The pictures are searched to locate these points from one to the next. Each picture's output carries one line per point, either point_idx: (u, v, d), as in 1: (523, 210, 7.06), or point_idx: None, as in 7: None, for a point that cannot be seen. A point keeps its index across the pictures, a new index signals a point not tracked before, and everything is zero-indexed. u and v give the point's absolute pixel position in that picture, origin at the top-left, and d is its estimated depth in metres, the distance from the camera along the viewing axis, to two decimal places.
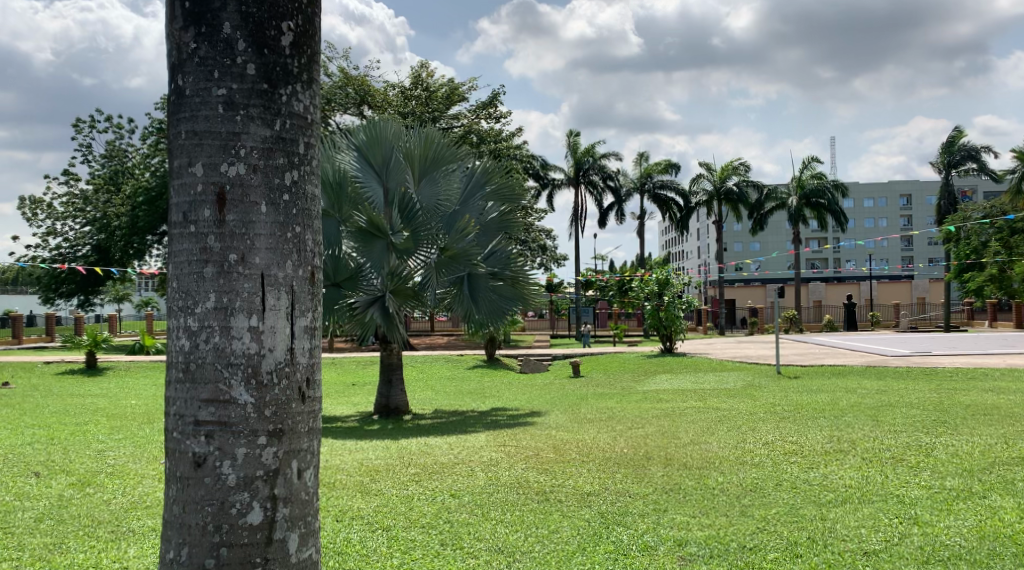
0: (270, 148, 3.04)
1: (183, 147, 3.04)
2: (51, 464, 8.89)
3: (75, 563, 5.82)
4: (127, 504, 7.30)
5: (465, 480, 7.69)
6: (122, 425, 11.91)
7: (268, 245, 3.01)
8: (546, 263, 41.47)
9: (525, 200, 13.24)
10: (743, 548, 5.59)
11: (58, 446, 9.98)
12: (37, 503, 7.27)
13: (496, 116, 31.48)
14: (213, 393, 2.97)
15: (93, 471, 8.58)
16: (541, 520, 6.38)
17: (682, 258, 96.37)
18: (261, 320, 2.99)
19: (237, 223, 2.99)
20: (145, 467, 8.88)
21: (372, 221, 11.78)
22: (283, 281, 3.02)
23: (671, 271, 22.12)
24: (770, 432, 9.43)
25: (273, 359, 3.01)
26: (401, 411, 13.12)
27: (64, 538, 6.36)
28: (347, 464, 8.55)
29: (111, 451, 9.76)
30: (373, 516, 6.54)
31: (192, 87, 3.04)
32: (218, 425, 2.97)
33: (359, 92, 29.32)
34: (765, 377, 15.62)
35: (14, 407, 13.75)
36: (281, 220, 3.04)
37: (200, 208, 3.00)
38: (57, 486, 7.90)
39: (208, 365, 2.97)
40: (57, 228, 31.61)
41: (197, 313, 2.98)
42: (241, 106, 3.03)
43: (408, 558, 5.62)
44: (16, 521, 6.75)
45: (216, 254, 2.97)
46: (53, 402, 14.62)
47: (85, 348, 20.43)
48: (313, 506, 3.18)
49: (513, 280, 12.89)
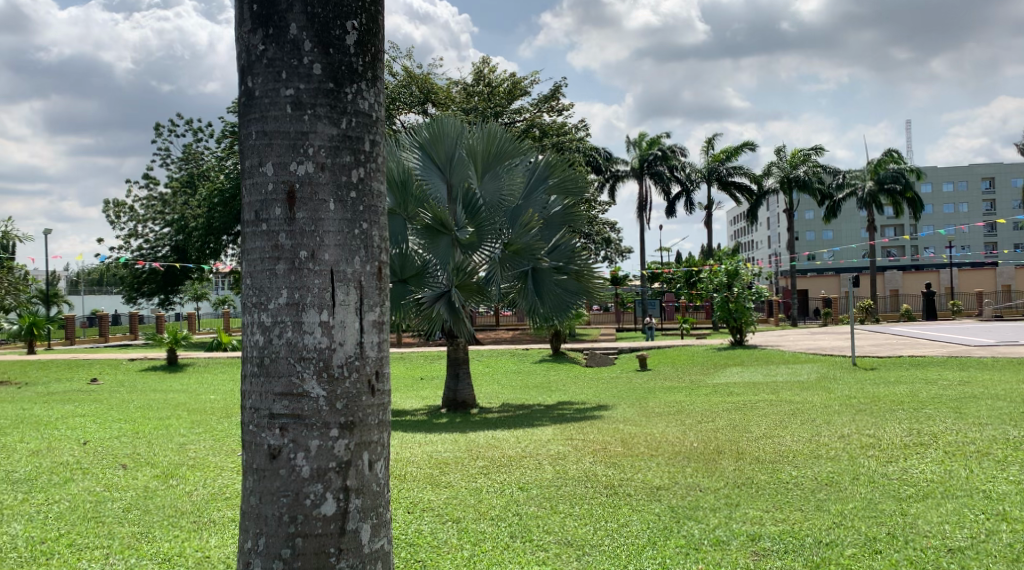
0: (337, 146, 3.10)
1: (254, 147, 3.12)
2: (137, 457, 9.26)
3: (160, 551, 6.06)
4: (208, 496, 7.55)
5: (534, 474, 7.73)
6: (202, 419, 12.32)
7: (337, 241, 3.07)
8: (612, 256, 41.26)
9: (589, 193, 13.18)
10: (819, 543, 5.47)
11: (143, 439, 10.39)
12: (125, 493, 7.61)
13: (558, 109, 31.37)
14: (287, 386, 3.05)
15: (176, 464, 8.91)
16: (610, 514, 6.36)
17: (752, 249, 94.69)
18: (331, 315, 3.05)
19: (306, 221, 3.05)
20: (224, 459, 9.17)
21: (437, 217, 11.88)
22: (351, 276, 3.09)
23: (741, 262, 21.72)
24: (845, 426, 9.18)
25: (343, 353, 3.07)
26: (467, 405, 13.23)
27: (150, 527, 6.62)
28: (417, 457, 8.68)
29: (191, 444, 10.11)
30: (443, 509, 6.61)
31: (262, 88, 3.12)
32: (292, 417, 3.04)
33: (423, 90, 29.58)
34: (839, 369, 15.21)
35: (101, 403, 14.37)
36: (349, 217, 3.10)
37: (271, 206, 3.07)
38: (143, 478, 8.23)
39: (282, 360, 3.05)
40: (139, 230, 32.91)
41: (270, 309, 3.05)
42: (308, 105, 3.09)
43: (478, 550, 5.67)
44: (106, 511, 7.05)
45: (287, 251, 3.05)
46: (137, 398, 15.22)
47: (166, 345, 21.20)
48: (385, 498, 3.23)
49: (578, 274, 12.80)
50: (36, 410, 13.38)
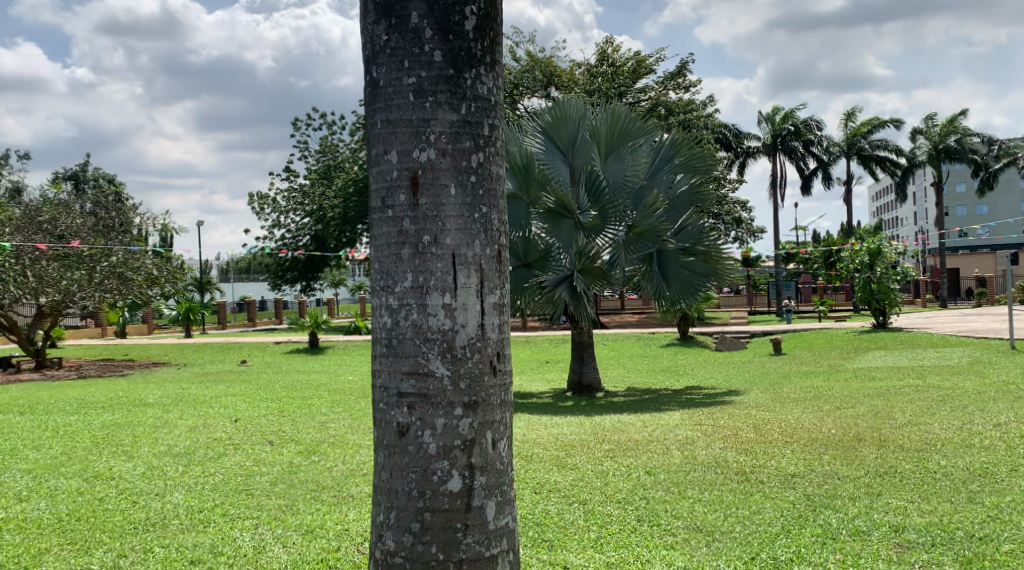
0: (457, 132, 3.17)
1: (379, 136, 3.22)
2: (282, 434, 9.83)
3: (304, 523, 6.42)
4: (347, 471, 7.94)
5: (661, 458, 7.65)
6: (340, 399, 12.92)
7: (457, 226, 3.14)
8: (744, 236, 40.04)
9: (716, 172, 12.87)
10: (970, 537, 5.16)
11: (287, 418, 11.01)
12: (273, 468, 8.10)
13: (685, 86, 30.65)
14: (413, 367, 3.14)
15: (317, 441, 9.40)
16: (741, 501, 6.22)
17: (897, 227, 89.51)
18: (454, 297, 3.13)
19: (429, 206, 3.14)
20: (361, 437, 9.60)
21: (559, 200, 11.90)
22: (472, 259, 3.16)
23: (884, 240, 20.57)
24: (1002, 413, 8.57)
25: (466, 334, 3.15)
26: (593, 389, 13.23)
27: (295, 500, 7.03)
28: (544, 439, 8.77)
29: (331, 423, 10.62)
30: (571, 490, 6.67)
31: (386, 77, 3.20)
32: (418, 396, 3.14)
33: (546, 74, 29.53)
34: (995, 353, 14.18)
35: (250, 383, 15.32)
36: (469, 201, 3.17)
37: (396, 192, 3.17)
38: (288, 453, 8.73)
39: (408, 341, 3.15)
40: (280, 221, 34.72)
41: (396, 292, 3.15)
42: (430, 92, 3.17)
43: (605, 532, 5.68)
44: (255, 483, 7.54)
45: (411, 235, 3.14)
46: (282, 378, 16.12)
47: (307, 329, 22.31)
48: (508, 476, 3.30)
49: (705, 255, 12.54)
50: (193, 389, 14.41)
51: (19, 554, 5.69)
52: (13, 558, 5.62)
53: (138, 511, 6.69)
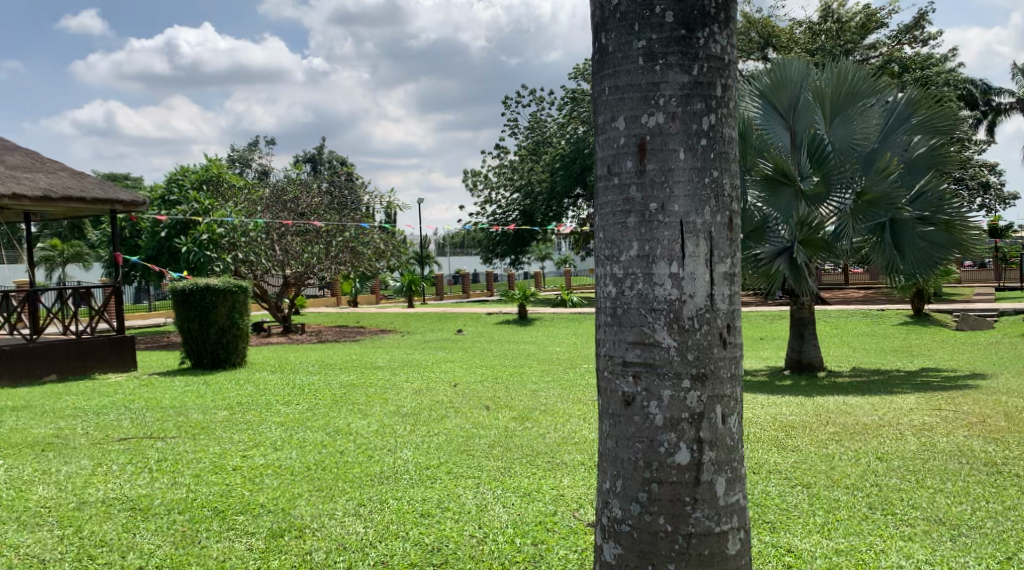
0: (688, 94, 3.08)
1: (607, 103, 3.18)
2: (497, 400, 10.21)
3: (521, 486, 6.64)
4: (560, 439, 8.12)
5: (893, 444, 7.11)
6: (551, 369, 13.20)
7: (687, 192, 3.06)
8: (989, 204, 36.13)
9: (962, 130, 11.61)
10: None
11: (501, 385, 11.41)
12: (490, 431, 8.42)
13: (923, 39, 27.97)
14: (639, 336, 3.10)
15: (530, 408, 9.65)
16: (992, 495, 5.64)
17: None
18: (682, 266, 3.06)
19: (657, 172, 3.07)
20: (572, 407, 9.76)
21: (778, 166, 11.21)
22: (702, 227, 3.07)
23: None
24: None
25: (695, 304, 3.07)
26: (814, 368, 12.55)
27: (512, 463, 7.28)
28: (760, 417, 8.45)
29: (543, 392, 10.87)
30: (792, 472, 6.37)
31: (615, 42, 3.15)
32: (645, 366, 3.10)
33: (764, 35, 28.06)
34: None
35: (465, 351, 16.05)
36: (700, 166, 3.08)
37: (624, 159, 3.13)
38: (503, 419, 9.07)
39: (634, 310, 3.11)
40: (492, 196, 35.93)
41: (622, 261, 3.12)
42: (660, 55, 3.09)
43: (833, 518, 5.37)
44: (475, 445, 7.89)
45: (639, 203, 3.09)
46: (494, 347, 16.73)
47: (518, 301, 22.98)
48: (738, 452, 3.20)
49: (947, 224, 11.43)
50: (414, 355, 15.33)
51: (276, 496, 6.33)
52: (272, 498, 6.27)
53: (373, 464, 7.22)
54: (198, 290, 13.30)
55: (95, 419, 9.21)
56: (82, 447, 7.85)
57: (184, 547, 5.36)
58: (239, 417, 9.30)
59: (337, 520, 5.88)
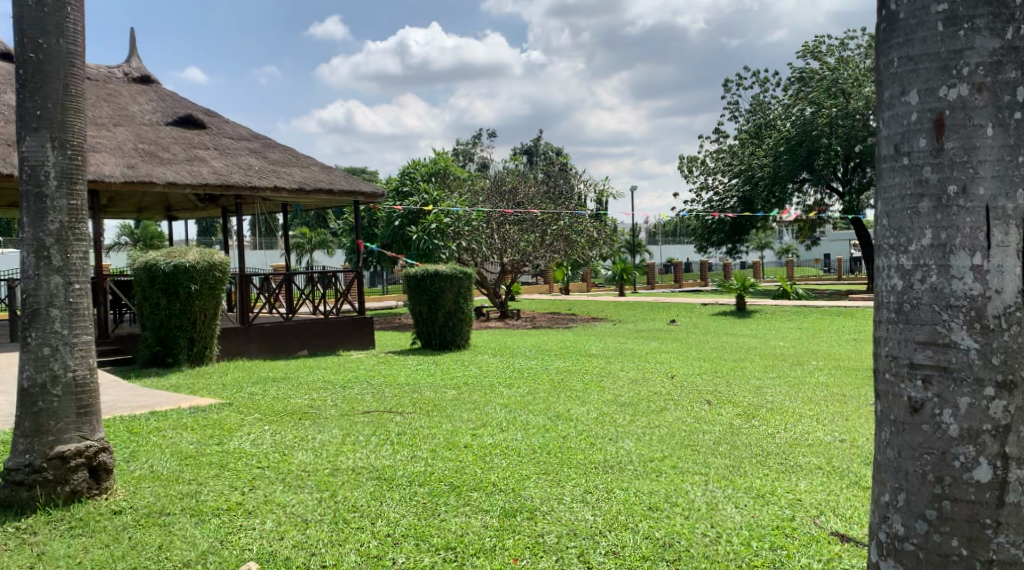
0: (998, 61, 2.74)
1: (895, 74, 2.89)
2: (719, 394, 9.88)
3: (753, 486, 6.35)
4: (791, 440, 7.70)
5: None
6: (776, 365, 12.57)
7: (994, 172, 2.72)
8: None
9: None
10: None
11: (723, 379, 11.03)
12: (715, 427, 8.16)
13: None
14: (931, 336, 2.79)
15: (755, 405, 9.25)
16: None
17: None
18: (986, 258, 2.72)
19: (958, 149, 2.75)
20: (801, 406, 9.23)
21: None
22: (1013, 214, 2.72)
23: None
24: None
25: (1001, 302, 2.72)
26: None
27: (742, 462, 7.00)
28: None
29: (768, 388, 10.37)
30: None
31: (907, 8, 2.87)
32: (937, 369, 2.78)
33: None
34: None
35: (682, 342, 15.71)
36: (1011, 142, 2.73)
37: (915, 138, 2.83)
38: (727, 414, 8.74)
39: (925, 307, 2.80)
40: (709, 183, 35.00)
41: (912, 251, 2.82)
42: (964, 18, 2.77)
43: None
44: (699, 440, 7.67)
45: (934, 186, 2.78)
46: (713, 339, 16.25)
47: (736, 291, 22.21)
48: None
49: None
50: (631, 344, 15.23)
51: (507, 476, 6.49)
52: (503, 479, 6.43)
53: (597, 452, 7.22)
54: (429, 276, 14.10)
55: (340, 392, 9.98)
56: (332, 417, 8.52)
57: (426, 519, 5.63)
58: (466, 397, 9.70)
59: (567, 505, 5.92)
